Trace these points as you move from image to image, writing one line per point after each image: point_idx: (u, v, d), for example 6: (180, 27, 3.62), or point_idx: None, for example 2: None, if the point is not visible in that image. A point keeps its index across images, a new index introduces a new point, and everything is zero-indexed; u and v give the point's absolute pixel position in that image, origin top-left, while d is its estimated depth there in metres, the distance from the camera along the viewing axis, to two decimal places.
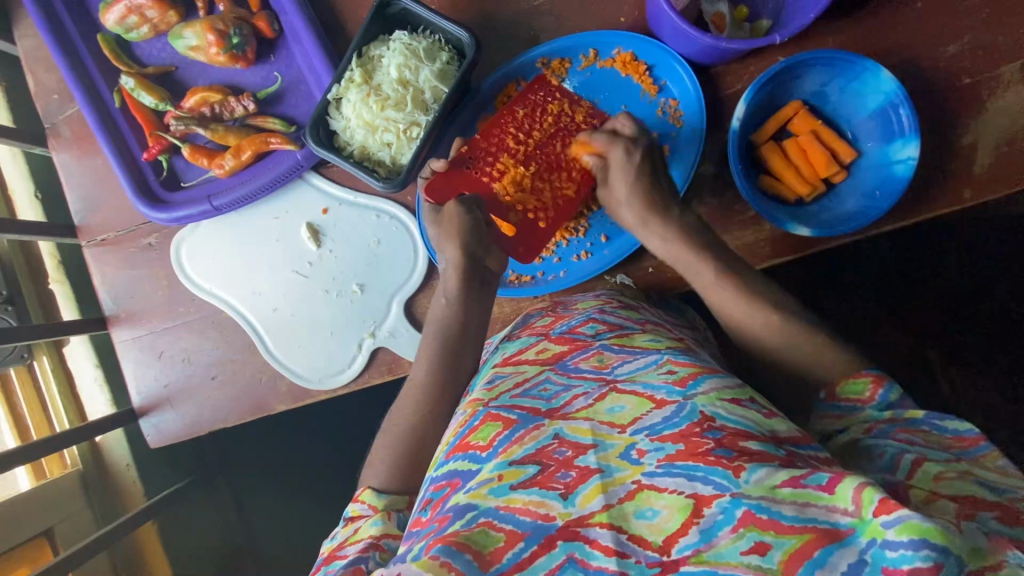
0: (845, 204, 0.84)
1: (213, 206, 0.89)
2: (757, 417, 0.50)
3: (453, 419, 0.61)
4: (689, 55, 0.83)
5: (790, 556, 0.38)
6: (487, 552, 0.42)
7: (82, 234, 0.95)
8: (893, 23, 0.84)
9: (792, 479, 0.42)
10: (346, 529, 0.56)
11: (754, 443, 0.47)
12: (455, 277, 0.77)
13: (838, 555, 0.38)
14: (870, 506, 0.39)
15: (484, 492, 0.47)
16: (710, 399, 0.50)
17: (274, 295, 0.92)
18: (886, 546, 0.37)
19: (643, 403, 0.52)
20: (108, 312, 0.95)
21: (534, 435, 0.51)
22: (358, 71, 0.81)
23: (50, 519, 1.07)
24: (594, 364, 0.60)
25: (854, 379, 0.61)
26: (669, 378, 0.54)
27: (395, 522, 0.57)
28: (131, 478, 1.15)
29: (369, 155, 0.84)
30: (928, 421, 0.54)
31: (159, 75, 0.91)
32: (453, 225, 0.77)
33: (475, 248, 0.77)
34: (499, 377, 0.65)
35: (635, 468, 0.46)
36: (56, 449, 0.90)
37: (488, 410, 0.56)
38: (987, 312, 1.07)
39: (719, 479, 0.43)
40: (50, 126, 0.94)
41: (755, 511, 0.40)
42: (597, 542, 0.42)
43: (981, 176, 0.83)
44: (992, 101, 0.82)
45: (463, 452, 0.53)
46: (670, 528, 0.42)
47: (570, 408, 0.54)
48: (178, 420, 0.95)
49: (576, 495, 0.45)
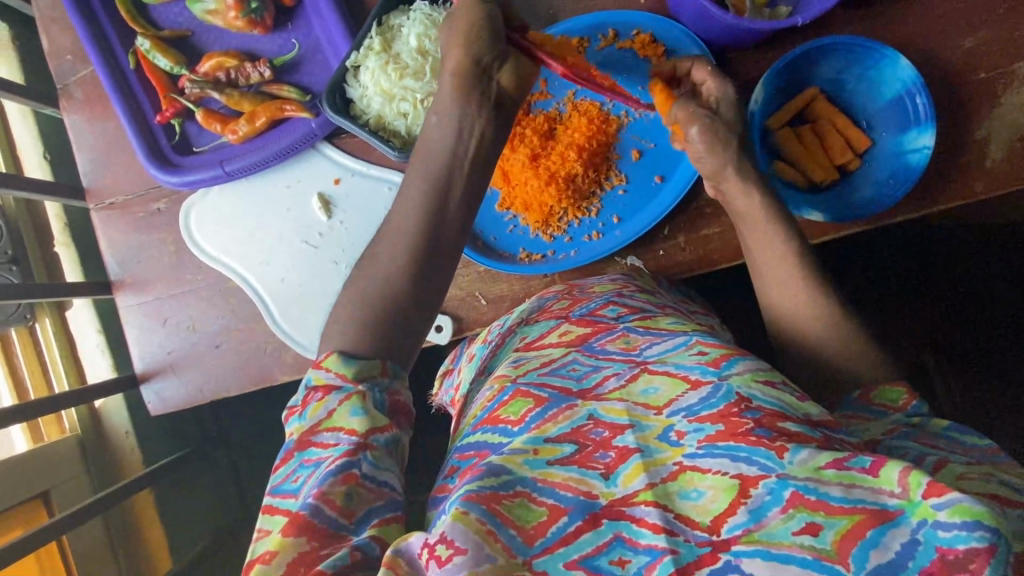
0: (858, 193, 0.84)
1: (225, 171, 0.88)
2: (791, 399, 0.50)
3: (481, 393, 0.62)
4: (708, 38, 0.83)
5: (843, 536, 0.38)
6: (529, 527, 0.43)
7: (90, 196, 0.94)
8: (912, 15, 0.84)
9: (837, 461, 0.42)
10: (318, 410, 0.51)
11: (791, 424, 0.46)
12: (453, 89, 0.66)
13: (890, 536, 0.38)
14: (918, 489, 0.39)
15: (519, 460, 0.48)
16: (747, 380, 0.50)
17: (282, 266, 0.91)
18: (938, 527, 0.37)
19: (678, 383, 0.51)
20: (113, 276, 0.94)
21: (568, 415, 0.52)
22: (377, 39, 0.81)
23: (50, 481, 1.06)
24: (621, 346, 0.61)
25: (888, 387, 0.62)
26: (702, 359, 0.54)
27: (373, 403, 0.52)
28: (130, 445, 1.14)
29: (385, 125, 0.83)
30: (951, 432, 0.55)
31: (175, 39, 0.90)
32: (464, 20, 0.66)
33: (481, 56, 0.66)
34: (523, 358, 0.65)
35: (676, 450, 0.46)
36: (55, 410, 0.89)
37: (518, 386, 0.57)
38: (988, 310, 1.09)
39: (762, 460, 0.43)
40: (62, 87, 0.94)
41: (803, 492, 0.41)
42: (644, 520, 0.42)
43: (993, 170, 0.83)
44: (1007, 96, 0.82)
45: (493, 425, 0.54)
46: (717, 509, 0.42)
47: (603, 389, 0.54)
48: (181, 388, 0.94)
49: (617, 475, 0.45)
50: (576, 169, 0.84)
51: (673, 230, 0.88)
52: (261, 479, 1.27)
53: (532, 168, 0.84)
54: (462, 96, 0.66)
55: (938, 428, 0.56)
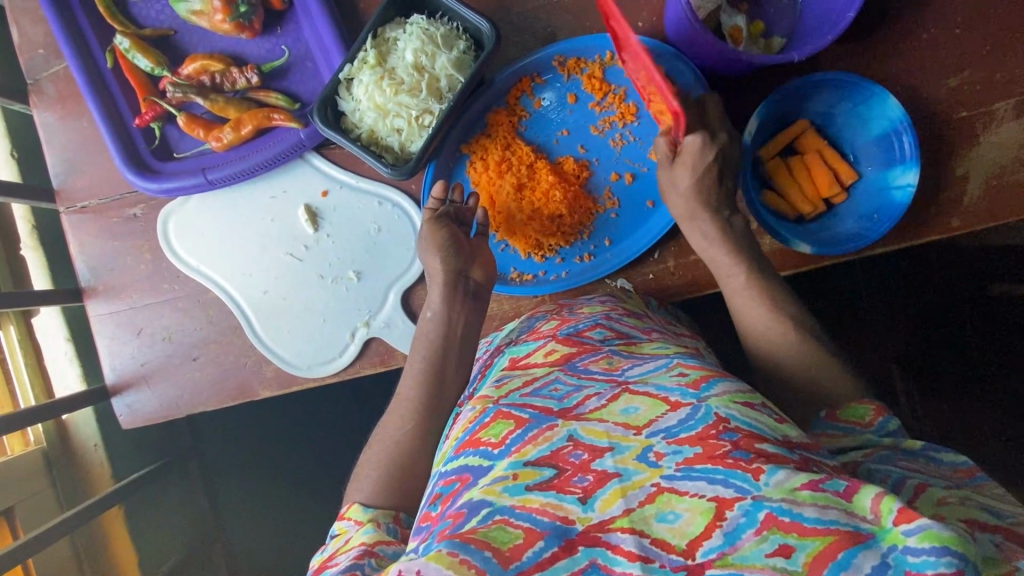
0: (842, 226, 0.86)
1: (208, 179, 0.85)
2: (770, 421, 0.51)
3: (461, 414, 0.61)
4: (705, 66, 0.83)
5: (815, 558, 0.39)
6: (505, 549, 0.42)
7: (61, 199, 0.90)
8: (899, 52, 0.86)
9: (812, 483, 0.43)
10: (336, 542, 0.58)
11: (768, 445, 0.47)
12: (440, 289, 0.78)
13: (861, 557, 0.38)
14: (890, 515, 0.40)
15: (499, 489, 0.47)
16: (725, 401, 0.50)
17: (264, 278, 0.88)
18: (908, 552, 0.38)
19: (658, 404, 0.52)
20: (84, 284, 0.90)
21: (548, 436, 0.51)
22: (372, 52, 0.79)
23: (11, 499, 1.02)
24: (604, 366, 0.61)
25: (855, 404, 0.63)
26: (682, 380, 0.54)
27: (386, 530, 0.59)
28: (99, 459, 1.09)
29: (378, 140, 0.81)
30: (926, 452, 0.56)
31: (157, 38, 0.86)
32: (427, 238, 0.80)
33: (458, 263, 0.78)
34: (507, 376, 0.66)
35: (654, 471, 0.46)
36: (22, 426, 0.85)
37: (499, 407, 0.56)
38: (960, 334, 1.12)
39: (739, 482, 0.43)
40: (33, 83, 0.89)
41: (777, 513, 0.41)
42: (620, 548, 0.42)
43: (970, 207, 0.86)
44: (986, 135, 0.85)
45: (474, 448, 0.53)
46: (693, 532, 0.42)
47: (583, 409, 0.53)
48: (154, 401, 0.90)
49: (595, 500, 0.45)
50: (561, 210, 0.84)
51: (663, 254, 0.88)
52: (237, 490, 1.25)
53: (516, 198, 0.85)
54: (449, 295, 0.78)
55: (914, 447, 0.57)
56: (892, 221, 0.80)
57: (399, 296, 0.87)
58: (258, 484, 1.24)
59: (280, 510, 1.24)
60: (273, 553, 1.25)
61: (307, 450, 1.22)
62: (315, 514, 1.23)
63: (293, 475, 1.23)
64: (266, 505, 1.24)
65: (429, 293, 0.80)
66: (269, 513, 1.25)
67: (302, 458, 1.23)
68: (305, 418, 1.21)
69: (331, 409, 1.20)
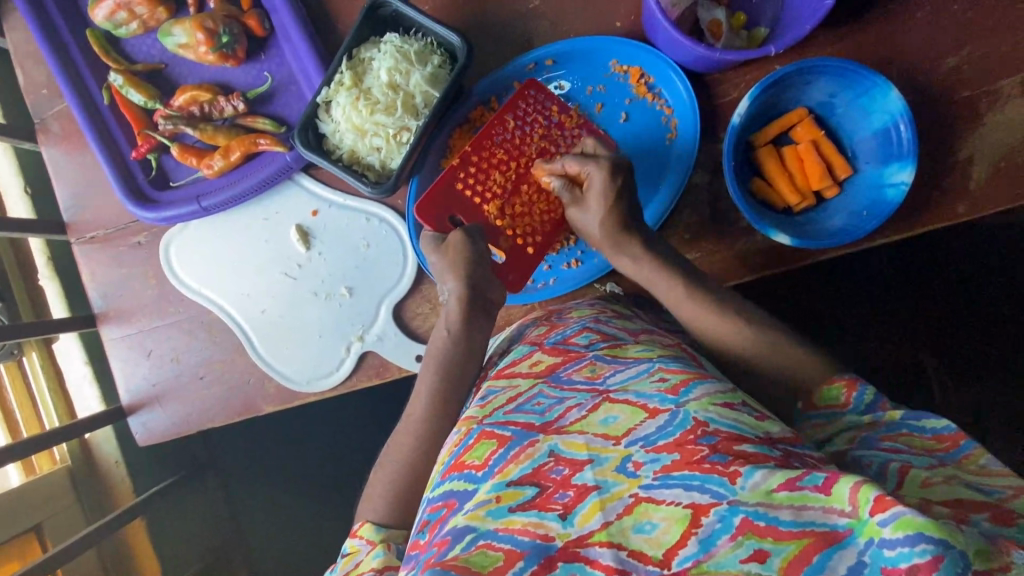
0: (828, 222, 0.83)
1: (202, 207, 0.88)
2: (750, 419, 0.50)
3: (448, 437, 0.61)
4: (684, 63, 0.81)
5: (789, 562, 0.39)
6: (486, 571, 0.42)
7: (71, 231, 0.95)
8: (891, 34, 0.82)
9: (789, 482, 0.42)
10: (348, 563, 0.59)
11: (747, 445, 0.47)
12: (457, 310, 0.77)
13: (837, 559, 0.38)
14: (866, 505, 0.39)
15: (482, 513, 0.47)
16: (704, 403, 0.50)
17: (263, 297, 0.91)
18: (884, 546, 0.37)
19: (637, 412, 0.52)
20: (97, 310, 0.95)
21: (530, 452, 0.51)
22: (348, 74, 0.80)
23: (38, 516, 1.09)
24: (587, 375, 0.60)
25: (828, 385, 0.63)
26: (662, 386, 0.54)
27: (396, 553, 0.61)
28: (120, 476, 1.16)
29: (359, 159, 0.83)
30: (907, 422, 0.57)
31: (149, 72, 0.90)
32: (454, 257, 0.78)
33: (477, 280, 0.77)
34: (491, 391, 0.65)
35: (632, 482, 0.46)
36: (46, 447, 0.91)
37: (482, 427, 0.56)
38: (981, 317, 1.09)
39: (715, 487, 0.43)
40: (39, 122, 0.94)
41: (753, 518, 0.41)
42: (598, 562, 0.42)
43: (978, 191, 0.81)
44: (991, 114, 0.80)
45: (459, 472, 0.54)
46: (668, 541, 0.42)
47: (564, 422, 0.54)
48: (167, 418, 0.95)
49: (574, 515, 0.45)
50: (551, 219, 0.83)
51: None
52: (259, 497, 1.30)
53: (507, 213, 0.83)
54: (465, 316, 0.77)
55: (893, 420, 0.58)
56: (880, 218, 0.77)
57: (390, 311, 0.89)
58: (278, 489, 1.29)
59: (303, 516, 1.29)
60: (296, 557, 1.29)
61: (327, 454, 1.27)
62: (336, 516, 1.28)
63: (316, 480, 1.28)
64: (289, 511, 1.29)
65: (446, 311, 0.79)
66: (293, 519, 1.30)
67: (324, 465, 1.28)
68: (315, 427, 1.27)
69: (348, 416, 1.25)
